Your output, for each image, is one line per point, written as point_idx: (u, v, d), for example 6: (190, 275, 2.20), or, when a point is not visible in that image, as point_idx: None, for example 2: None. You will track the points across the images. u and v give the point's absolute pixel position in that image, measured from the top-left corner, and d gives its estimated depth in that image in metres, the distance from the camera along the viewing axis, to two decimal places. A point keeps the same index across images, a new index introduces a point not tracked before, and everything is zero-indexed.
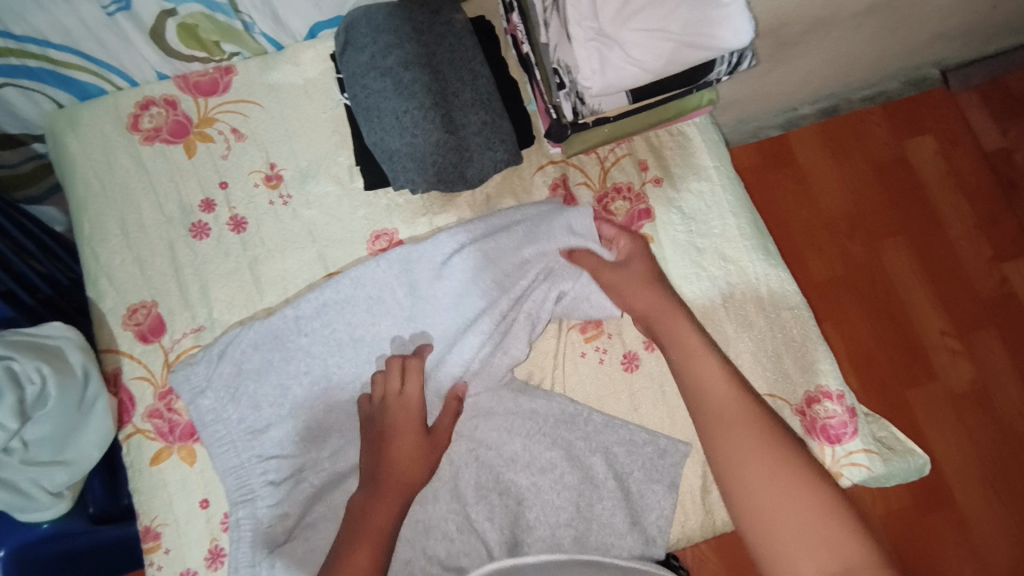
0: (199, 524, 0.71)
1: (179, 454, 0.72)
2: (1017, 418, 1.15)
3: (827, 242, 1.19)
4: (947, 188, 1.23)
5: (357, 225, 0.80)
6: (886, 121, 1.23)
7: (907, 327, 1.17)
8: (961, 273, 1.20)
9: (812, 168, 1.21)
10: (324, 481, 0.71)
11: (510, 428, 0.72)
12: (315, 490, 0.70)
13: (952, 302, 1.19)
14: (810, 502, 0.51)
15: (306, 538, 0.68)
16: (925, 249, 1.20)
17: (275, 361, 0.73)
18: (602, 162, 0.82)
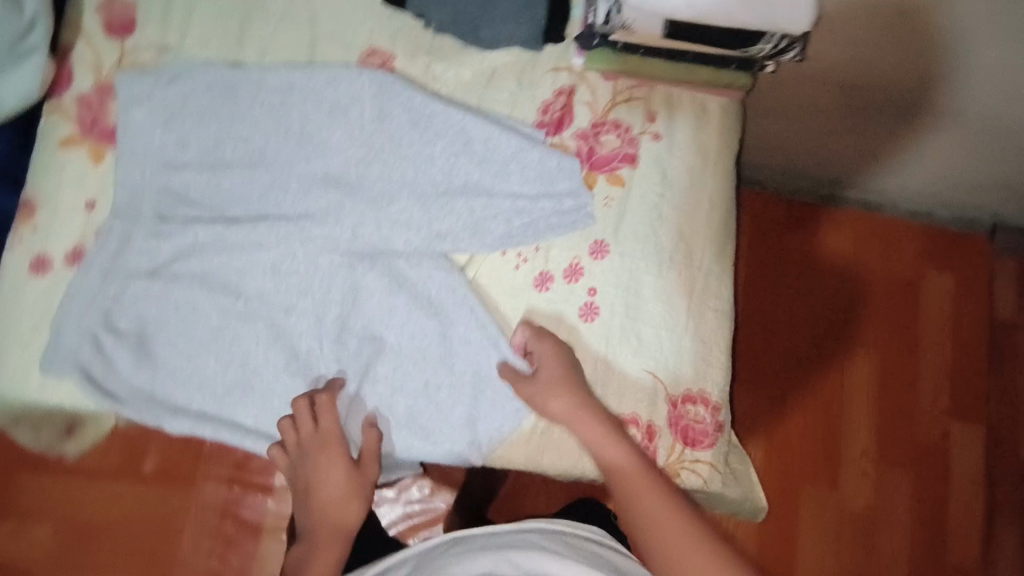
0: (74, 220, 0.71)
1: (87, 149, 0.72)
2: (891, 568, 1.07)
3: (801, 314, 1.15)
4: (944, 330, 1.15)
5: (359, 31, 0.77)
6: (920, 240, 1.17)
7: (831, 428, 1.11)
8: (912, 411, 1.12)
9: (825, 243, 1.17)
10: (207, 239, 0.71)
11: (401, 282, 0.72)
12: (195, 244, 0.71)
13: (888, 431, 1.11)
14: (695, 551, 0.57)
15: (167, 284, 0.70)
16: (889, 378, 1.13)
17: (224, 115, 0.73)
18: (615, 92, 0.79)
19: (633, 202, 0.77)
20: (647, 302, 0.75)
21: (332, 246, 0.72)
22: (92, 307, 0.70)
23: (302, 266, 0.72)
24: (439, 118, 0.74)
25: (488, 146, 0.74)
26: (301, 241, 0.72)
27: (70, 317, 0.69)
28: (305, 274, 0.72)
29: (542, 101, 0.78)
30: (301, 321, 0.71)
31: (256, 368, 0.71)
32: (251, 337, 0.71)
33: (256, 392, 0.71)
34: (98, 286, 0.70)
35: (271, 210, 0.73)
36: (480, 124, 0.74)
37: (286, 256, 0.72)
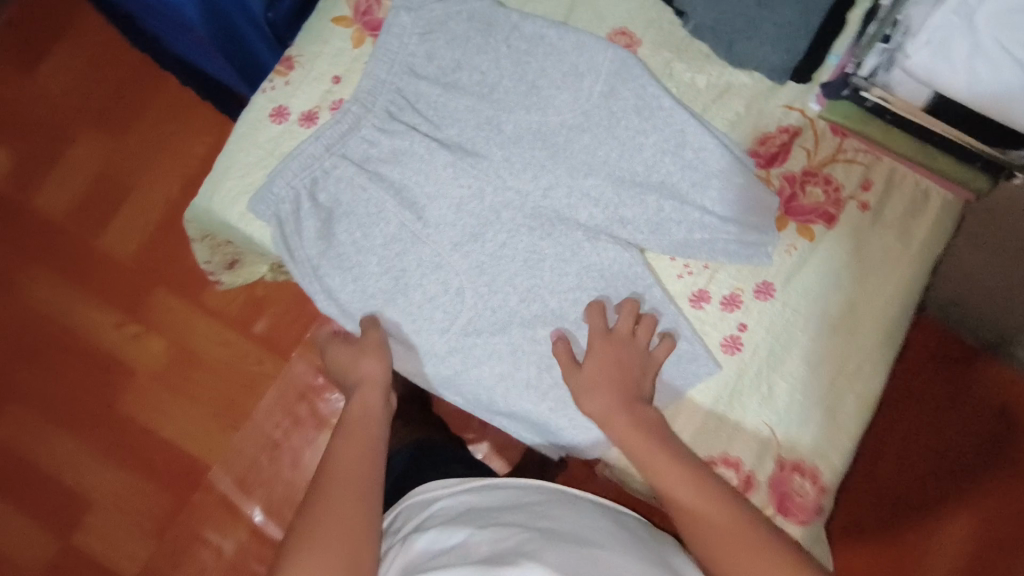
0: (318, 88, 0.78)
1: (353, 32, 0.79)
2: None
3: (914, 454, 1.07)
4: None
5: (618, 9, 0.79)
6: None
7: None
8: None
9: (975, 396, 1.07)
10: (418, 149, 0.76)
11: (571, 249, 0.75)
12: (405, 148, 0.76)
13: None
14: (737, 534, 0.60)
15: (371, 173, 0.76)
16: (984, 554, 1.03)
17: (472, 43, 0.78)
18: (839, 149, 0.77)
19: (815, 260, 0.75)
20: (792, 362, 0.73)
21: (519, 197, 0.76)
22: (305, 172, 0.75)
23: (488, 203, 0.76)
24: (663, 113, 0.75)
25: (697, 155, 0.75)
26: (494, 181, 0.76)
27: (286, 171, 0.74)
28: (486, 214, 0.76)
29: (763, 132, 0.78)
30: (468, 251, 0.75)
31: (407, 283, 0.75)
32: (418, 251, 0.75)
33: (407, 296, 0.75)
34: (315, 155, 0.75)
35: (482, 140, 0.77)
36: (699, 131, 0.75)
37: (475, 191, 0.76)
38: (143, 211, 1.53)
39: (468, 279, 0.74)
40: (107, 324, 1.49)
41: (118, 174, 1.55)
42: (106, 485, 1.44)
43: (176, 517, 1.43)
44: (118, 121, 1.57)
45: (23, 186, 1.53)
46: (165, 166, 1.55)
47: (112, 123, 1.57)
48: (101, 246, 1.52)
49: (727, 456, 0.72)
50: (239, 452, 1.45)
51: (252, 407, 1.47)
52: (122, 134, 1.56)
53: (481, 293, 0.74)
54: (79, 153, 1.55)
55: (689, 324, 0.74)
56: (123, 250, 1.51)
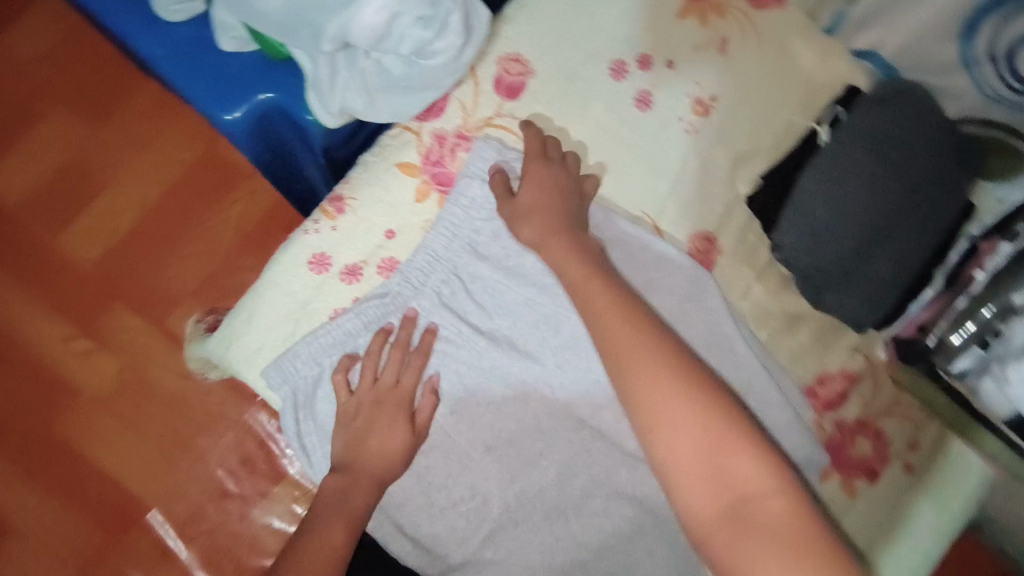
0: (367, 240, 0.68)
1: (419, 184, 0.69)
2: None
3: None
4: None
5: (707, 212, 0.73)
6: None
7: None
8: None
9: None
10: (464, 346, 0.67)
11: (611, 472, 0.67)
12: (451, 339, 0.67)
13: None
14: None
15: (405, 357, 0.66)
16: None
17: (550, 227, 0.64)
18: (894, 402, 0.75)
19: (848, 517, 0.73)
20: None
21: (564, 412, 0.67)
22: (334, 349, 0.66)
23: (531, 411, 0.67)
24: (733, 356, 0.69)
25: (758, 398, 0.69)
26: (540, 385, 0.67)
27: (311, 345, 0.65)
28: (526, 421, 0.67)
29: (825, 370, 0.74)
30: (503, 458, 0.66)
31: (429, 484, 0.67)
32: (450, 449, 0.67)
33: (427, 498, 0.67)
34: (351, 332, 0.66)
35: (536, 334, 0.67)
36: (763, 384, 0.69)
37: (518, 395, 0.67)
38: (112, 215, 1.35)
39: (496, 488, 0.66)
40: (52, 334, 1.32)
41: (88, 167, 1.35)
42: (27, 512, 1.26)
43: (105, 556, 1.26)
44: (96, 105, 1.36)
45: None
46: (144, 168, 1.36)
47: (88, 106, 1.36)
48: (61, 246, 1.34)
49: None
50: (184, 496, 1.29)
51: (206, 449, 1.31)
52: (100, 122, 1.36)
53: (509, 505, 0.66)
54: (45, 135, 1.35)
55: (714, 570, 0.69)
56: (84, 255, 1.34)
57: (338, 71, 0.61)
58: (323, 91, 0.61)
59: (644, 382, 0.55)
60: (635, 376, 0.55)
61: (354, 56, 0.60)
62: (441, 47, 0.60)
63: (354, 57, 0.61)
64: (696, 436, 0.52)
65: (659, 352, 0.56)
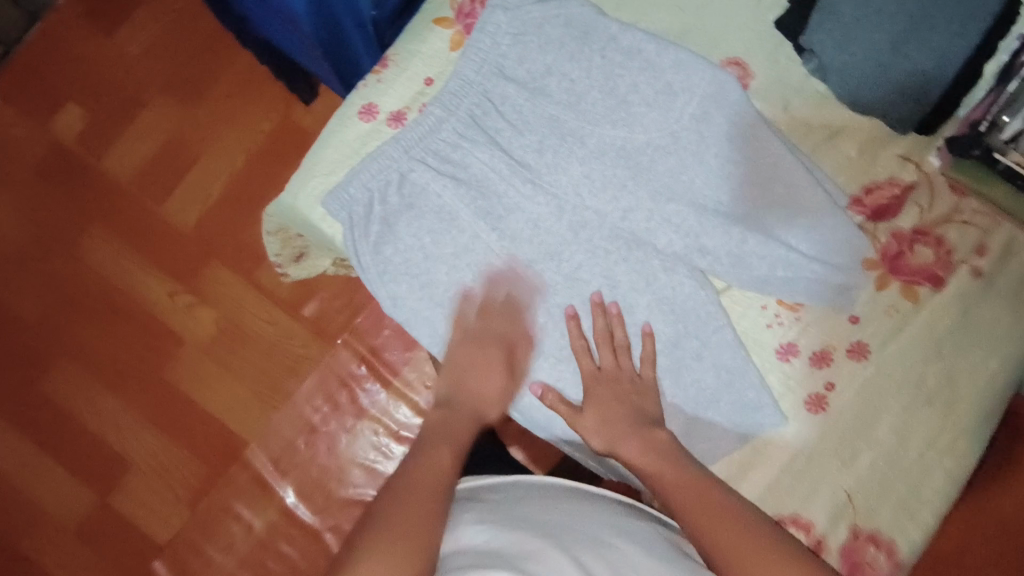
0: (410, 89, 0.76)
1: (453, 35, 0.76)
2: None
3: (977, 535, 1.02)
4: None
5: (733, 38, 0.76)
6: None
7: None
8: None
9: None
10: (496, 165, 0.74)
11: (650, 281, 0.72)
12: (486, 164, 0.74)
13: None
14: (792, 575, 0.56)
15: (453, 175, 0.74)
16: None
17: (566, 50, 0.74)
18: (954, 209, 0.73)
19: (915, 323, 0.71)
20: (880, 428, 0.69)
21: (597, 219, 0.73)
22: (381, 175, 0.73)
23: (566, 222, 0.73)
24: (756, 143, 0.71)
25: (787, 194, 0.71)
26: (571, 204, 0.73)
27: (361, 172, 0.73)
28: (563, 237, 0.73)
29: (871, 181, 0.74)
30: (543, 264, 0.73)
31: (473, 295, 0.73)
32: (496, 260, 0.73)
33: (474, 307, 0.73)
34: (396, 159, 0.73)
35: (566, 142, 0.74)
36: (790, 166, 0.71)
37: (550, 211, 0.73)
38: (206, 182, 1.40)
39: (539, 298, 0.73)
40: (159, 291, 1.38)
41: (185, 141, 1.41)
42: (146, 449, 1.34)
43: (210, 487, 1.32)
44: (188, 87, 1.42)
45: (91, 147, 1.41)
46: (232, 140, 1.40)
47: (182, 88, 1.42)
48: (163, 215, 1.40)
49: (798, 517, 0.69)
50: (275, 430, 1.32)
51: (294, 387, 1.33)
52: (193, 103, 1.41)
53: (552, 314, 0.73)
54: (147, 119, 1.42)
55: (758, 371, 0.71)
56: (184, 219, 1.39)
57: None
58: None
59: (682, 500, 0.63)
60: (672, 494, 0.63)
61: None
62: None
63: None
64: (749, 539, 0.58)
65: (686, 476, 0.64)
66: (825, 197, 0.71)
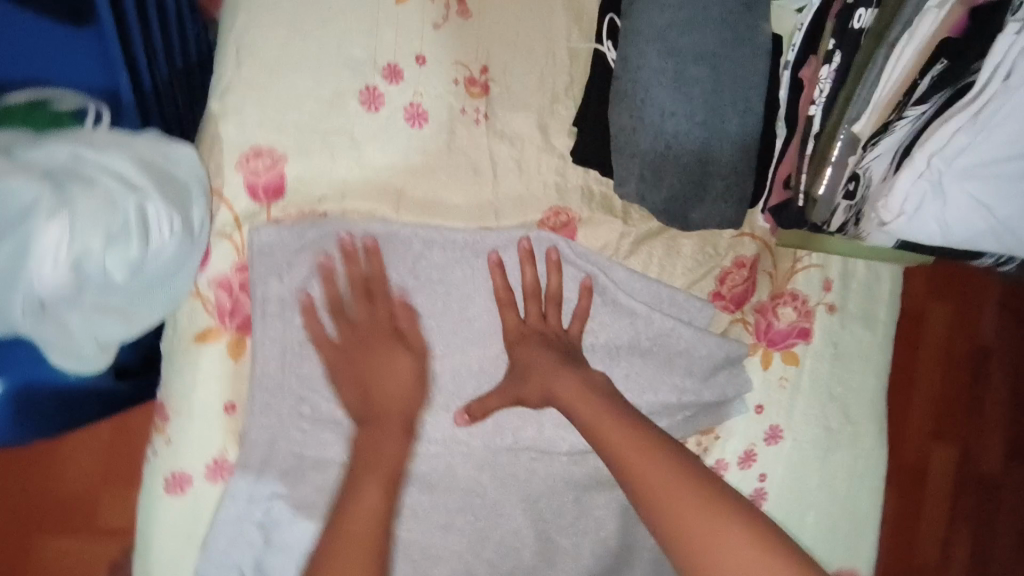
0: (214, 429, 0.59)
1: (227, 343, 0.58)
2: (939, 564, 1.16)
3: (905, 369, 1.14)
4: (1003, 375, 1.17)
5: (538, 186, 0.66)
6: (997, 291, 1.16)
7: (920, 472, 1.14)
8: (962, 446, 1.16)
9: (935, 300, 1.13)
10: None
11: (569, 479, 0.68)
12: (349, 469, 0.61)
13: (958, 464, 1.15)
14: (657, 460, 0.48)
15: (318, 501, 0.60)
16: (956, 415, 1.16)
17: (374, 292, 0.61)
18: (795, 259, 0.75)
19: (806, 385, 0.75)
20: (810, 485, 0.75)
21: (493, 454, 0.66)
22: (241, 543, 0.59)
23: (462, 477, 0.65)
24: (614, 310, 0.67)
25: (659, 339, 0.68)
26: (455, 453, 0.65)
27: (211, 555, 0.58)
28: (467, 485, 0.65)
29: (722, 269, 0.72)
30: (464, 524, 0.65)
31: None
32: (414, 541, 0.64)
33: None
34: (243, 513, 0.58)
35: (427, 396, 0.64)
36: (653, 318, 0.67)
37: (444, 470, 0.65)
38: None
39: (473, 558, 0.65)
40: None
41: None
42: None
43: None
44: None
45: None
46: None
47: None
48: None
49: None
50: None
51: None
52: None
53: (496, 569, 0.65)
54: None
55: None
56: None
57: (72, 329, 0.47)
58: (71, 355, 0.48)
59: (607, 427, 0.53)
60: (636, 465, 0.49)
61: (76, 302, 0.46)
62: (158, 235, 0.49)
63: (72, 304, 0.46)
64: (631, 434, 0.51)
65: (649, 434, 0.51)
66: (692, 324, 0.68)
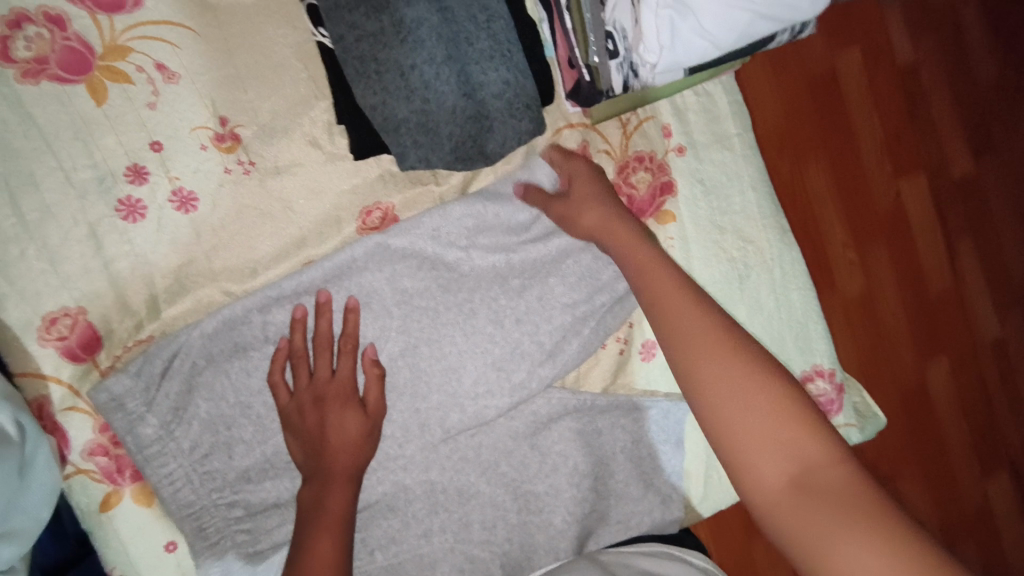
0: (167, 574, 0.60)
1: (132, 496, 0.59)
2: (895, 315, 1.18)
3: (783, 155, 1.09)
4: (860, 101, 1.15)
5: (338, 197, 0.64)
6: (824, 32, 1.13)
7: (818, 243, 1.12)
8: (865, 190, 1.15)
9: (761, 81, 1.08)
10: None
11: (514, 434, 0.68)
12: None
13: (857, 216, 1.15)
14: (745, 391, 0.43)
15: None
16: (823, 163, 1.12)
17: (235, 375, 0.60)
18: (624, 125, 0.72)
19: (690, 232, 0.74)
20: (743, 316, 0.75)
21: (431, 452, 0.66)
22: None
23: (417, 486, 0.66)
24: (468, 270, 0.66)
25: (524, 271, 0.67)
26: (397, 469, 0.65)
27: None
28: (424, 491, 0.66)
29: None
30: (437, 522, 0.66)
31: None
32: (407, 557, 0.65)
33: None
34: None
35: None
36: (510, 260, 0.67)
37: (397, 490, 0.65)
38: None
39: (463, 545, 0.66)
40: None
41: None
42: None
43: None
44: None
45: None
46: None
47: None
48: None
49: None
50: None
51: None
52: None
53: (490, 544, 0.67)
54: None
55: (642, 393, 0.73)
56: None
57: None
58: None
59: (668, 309, 0.49)
60: (722, 399, 0.43)
61: None
62: None
63: None
64: (719, 369, 0.44)
65: (715, 317, 0.48)
66: (550, 238, 0.68)
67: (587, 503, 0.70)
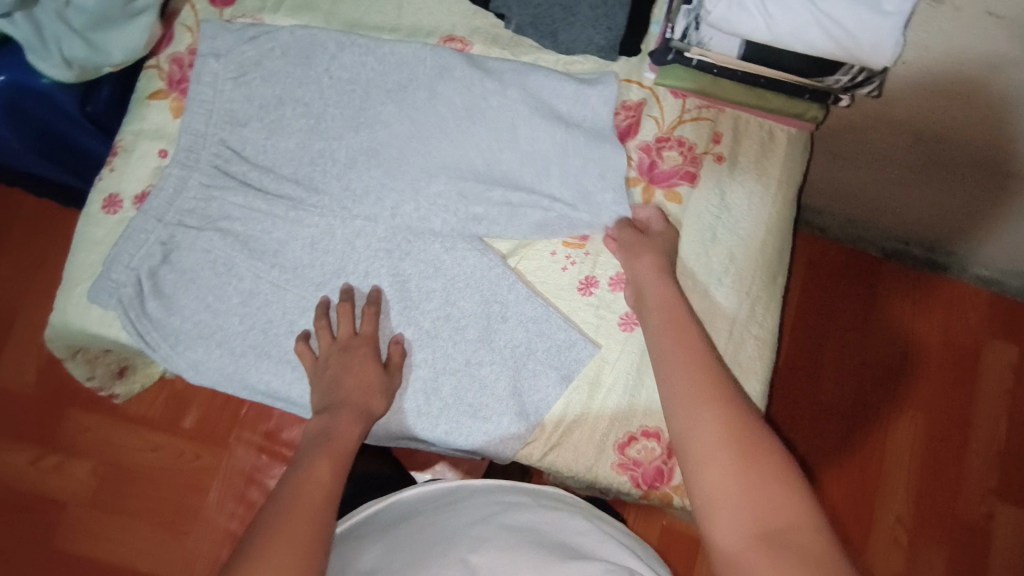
0: (146, 166, 0.77)
1: (170, 102, 0.78)
2: None
3: (857, 372, 1.10)
4: (996, 405, 1.09)
5: (441, 20, 0.80)
6: (983, 311, 1.12)
7: (869, 487, 1.06)
8: (954, 486, 1.06)
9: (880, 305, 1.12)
10: (260, 209, 0.74)
11: (437, 266, 0.75)
12: (245, 206, 0.74)
13: (927, 500, 1.05)
14: (738, 466, 0.53)
15: (210, 240, 0.74)
16: (929, 438, 1.08)
17: (290, 76, 0.77)
18: (681, 110, 0.79)
19: (686, 221, 0.77)
20: None
21: (369, 226, 0.75)
22: (144, 254, 0.73)
23: (337, 243, 0.74)
24: (494, 120, 0.76)
25: (533, 151, 0.76)
26: (337, 218, 0.74)
27: (122, 257, 0.73)
28: (340, 251, 0.74)
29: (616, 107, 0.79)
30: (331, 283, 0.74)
31: (275, 336, 0.73)
32: (293, 284, 0.74)
33: (279, 348, 0.73)
34: (151, 233, 0.74)
35: (317, 175, 0.75)
36: (529, 132, 0.76)
37: (326, 231, 0.74)
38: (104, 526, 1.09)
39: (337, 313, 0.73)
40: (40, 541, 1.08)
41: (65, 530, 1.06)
42: None
43: None
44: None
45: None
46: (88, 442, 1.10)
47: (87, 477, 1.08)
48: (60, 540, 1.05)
49: (646, 429, 0.72)
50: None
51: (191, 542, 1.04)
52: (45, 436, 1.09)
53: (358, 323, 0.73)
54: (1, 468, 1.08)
55: (561, 313, 0.74)
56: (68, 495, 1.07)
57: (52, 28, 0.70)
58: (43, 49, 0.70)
59: (682, 381, 0.60)
60: (714, 465, 0.53)
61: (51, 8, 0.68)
62: None
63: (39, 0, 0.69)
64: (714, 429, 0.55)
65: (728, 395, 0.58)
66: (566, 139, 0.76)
67: (451, 358, 0.73)
